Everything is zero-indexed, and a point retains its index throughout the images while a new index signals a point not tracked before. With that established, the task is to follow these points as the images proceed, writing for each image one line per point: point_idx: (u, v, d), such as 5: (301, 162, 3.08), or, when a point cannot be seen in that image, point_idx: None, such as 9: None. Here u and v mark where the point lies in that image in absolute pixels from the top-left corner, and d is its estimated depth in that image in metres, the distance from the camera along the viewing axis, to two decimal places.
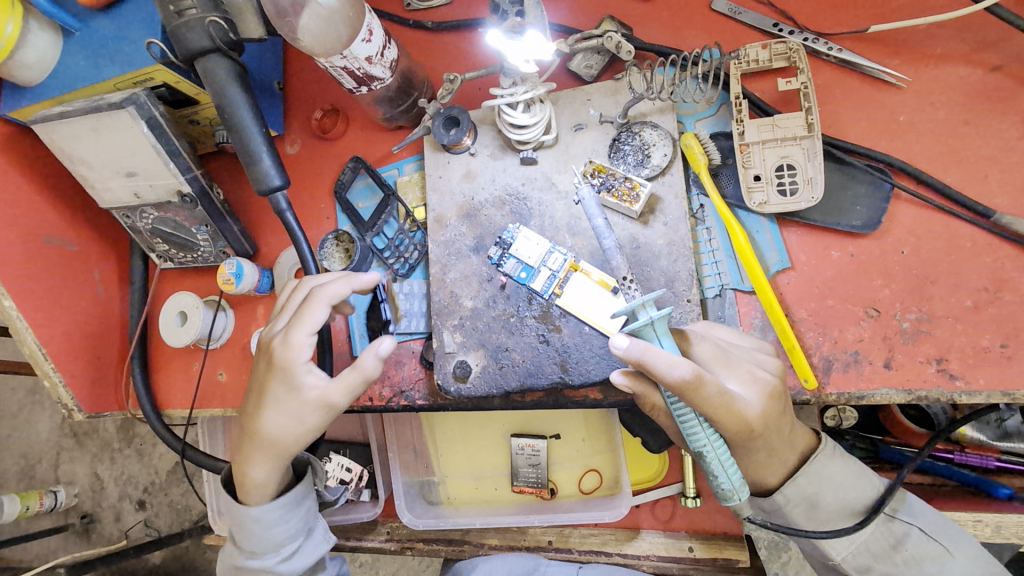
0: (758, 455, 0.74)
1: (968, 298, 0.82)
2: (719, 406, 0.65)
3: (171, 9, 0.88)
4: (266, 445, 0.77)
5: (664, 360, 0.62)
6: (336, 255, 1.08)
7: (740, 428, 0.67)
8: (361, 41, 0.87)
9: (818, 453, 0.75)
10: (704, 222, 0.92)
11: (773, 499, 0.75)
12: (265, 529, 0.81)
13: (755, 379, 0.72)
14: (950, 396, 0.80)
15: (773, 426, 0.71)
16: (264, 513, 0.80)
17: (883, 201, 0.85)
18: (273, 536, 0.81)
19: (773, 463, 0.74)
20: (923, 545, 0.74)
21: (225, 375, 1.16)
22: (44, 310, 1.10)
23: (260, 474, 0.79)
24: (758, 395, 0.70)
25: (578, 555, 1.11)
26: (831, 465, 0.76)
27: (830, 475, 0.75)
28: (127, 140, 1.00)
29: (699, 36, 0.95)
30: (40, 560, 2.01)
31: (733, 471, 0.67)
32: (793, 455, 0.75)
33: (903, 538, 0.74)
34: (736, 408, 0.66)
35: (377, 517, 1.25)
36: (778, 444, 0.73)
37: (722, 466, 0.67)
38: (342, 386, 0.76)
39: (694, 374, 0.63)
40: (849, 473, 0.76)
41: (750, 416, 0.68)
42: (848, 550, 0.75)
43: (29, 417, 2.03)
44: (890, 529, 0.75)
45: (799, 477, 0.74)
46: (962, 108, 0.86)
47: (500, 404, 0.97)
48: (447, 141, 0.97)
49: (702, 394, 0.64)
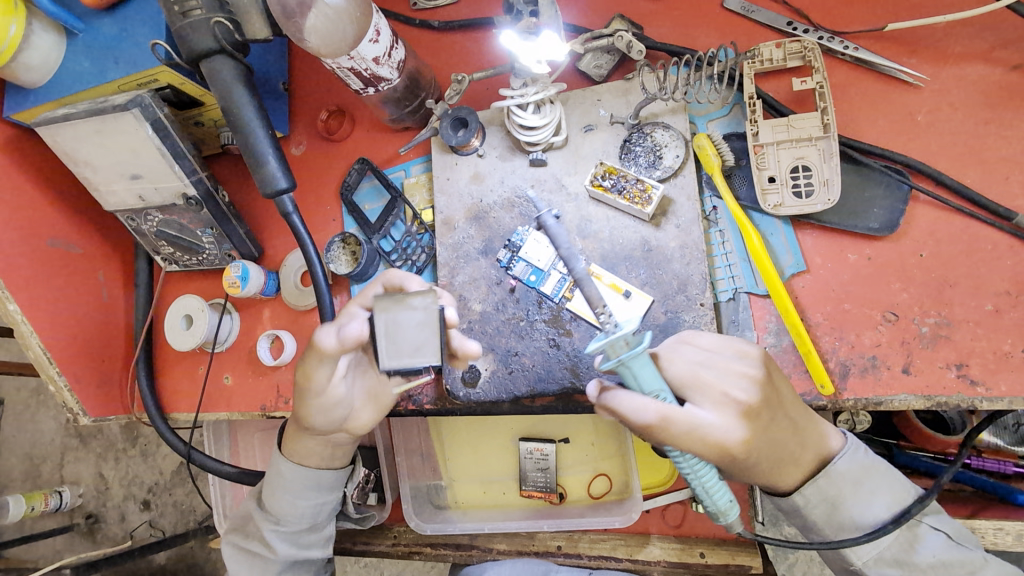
0: (776, 461, 0.72)
1: (988, 302, 0.80)
2: (693, 442, 0.66)
3: (176, 9, 0.87)
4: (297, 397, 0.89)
5: (630, 405, 0.65)
6: (343, 257, 1.05)
7: (722, 455, 0.67)
8: (368, 42, 0.86)
9: (840, 454, 0.74)
10: (717, 224, 0.91)
11: (792, 500, 0.75)
12: (280, 494, 0.90)
13: (735, 401, 0.68)
14: (971, 402, 0.78)
15: (768, 443, 0.70)
16: (282, 477, 0.89)
17: (901, 202, 0.83)
18: (281, 506, 0.90)
19: (788, 470, 0.73)
20: (951, 554, 0.73)
21: (231, 378, 1.15)
22: (50, 314, 1.09)
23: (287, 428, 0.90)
24: (738, 420, 0.68)
25: (587, 560, 1.10)
26: (855, 468, 0.74)
27: (854, 479, 0.74)
28: (131, 142, 0.99)
29: (711, 35, 0.94)
30: (45, 560, 2.01)
31: (720, 495, 0.69)
32: (810, 460, 0.74)
33: (930, 545, 0.73)
34: (710, 439, 0.66)
35: (385, 522, 1.25)
36: (781, 456, 0.71)
37: (708, 490, 0.69)
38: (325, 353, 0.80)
39: (659, 416, 0.64)
40: (874, 476, 0.74)
41: (733, 446, 0.67)
42: (870, 554, 0.74)
43: (34, 417, 2.03)
44: (915, 534, 0.74)
45: (819, 479, 0.73)
46: (982, 108, 0.84)
47: (511, 410, 0.95)
48: (456, 142, 0.95)
49: (672, 433, 0.65)
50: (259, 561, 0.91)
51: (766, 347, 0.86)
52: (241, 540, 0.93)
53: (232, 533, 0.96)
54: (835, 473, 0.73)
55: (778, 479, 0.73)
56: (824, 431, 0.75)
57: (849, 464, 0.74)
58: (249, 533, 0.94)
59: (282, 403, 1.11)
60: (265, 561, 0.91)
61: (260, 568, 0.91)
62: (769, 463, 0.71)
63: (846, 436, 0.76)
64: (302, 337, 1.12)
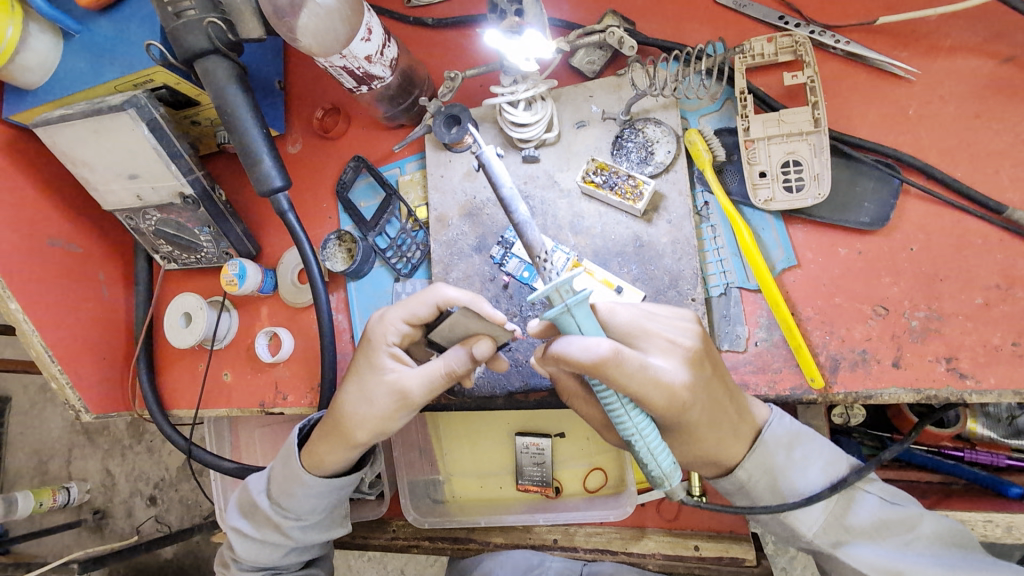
0: (709, 431, 0.75)
1: (978, 295, 0.80)
2: (642, 381, 0.67)
3: (169, 10, 0.88)
4: (333, 417, 0.83)
5: (580, 345, 0.65)
6: (338, 255, 1.07)
7: (669, 401, 0.70)
8: (360, 40, 0.87)
9: (770, 421, 0.78)
10: (708, 220, 0.91)
11: (736, 476, 0.79)
12: (299, 496, 0.88)
13: (675, 348, 0.73)
14: (961, 395, 0.79)
15: (704, 394, 0.73)
16: (311, 482, 0.87)
17: (891, 197, 0.84)
18: (298, 504, 0.89)
19: (722, 435, 0.76)
20: (888, 513, 0.76)
21: (230, 375, 1.17)
22: (51, 313, 1.10)
23: (324, 449, 0.85)
24: (680, 364, 0.72)
25: (583, 553, 1.12)
26: (785, 435, 0.78)
27: (787, 447, 0.78)
28: (128, 142, 1.00)
29: (702, 30, 0.94)
30: (54, 555, 2.03)
31: (664, 458, 0.67)
32: (747, 431, 0.78)
33: (867, 507, 0.77)
34: (661, 381, 0.69)
35: (384, 516, 1.26)
36: (714, 415, 0.75)
37: (653, 453, 0.67)
38: (420, 372, 0.79)
39: (612, 351, 0.65)
40: (805, 443, 0.79)
41: (677, 388, 0.70)
42: (817, 523, 0.78)
43: (41, 414, 2.05)
44: (853, 499, 0.78)
45: (758, 449, 0.77)
46: (973, 101, 0.84)
47: (504, 404, 0.98)
48: (449, 140, 0.92)
49: (623, 371, 0.66)
50: (270, 546, 0.92)
51: (757, 341, 0.86)
52: (249, 524, 0.93)
53: (239, 517, 0.94)
54: (769, 440, 0.77)
55: (718, 450, 0.77)
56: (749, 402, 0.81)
57: (780, 432, 0.78)
58: (256, 520, 0.92)
59: (281, 399, 1.12)
60: (276, 546, 0.91)
61: (271, 551, 0.92)
62: (702, 428, 0.75)
63: (772, 406, 0.81)
64: (299, 334, 1.14)
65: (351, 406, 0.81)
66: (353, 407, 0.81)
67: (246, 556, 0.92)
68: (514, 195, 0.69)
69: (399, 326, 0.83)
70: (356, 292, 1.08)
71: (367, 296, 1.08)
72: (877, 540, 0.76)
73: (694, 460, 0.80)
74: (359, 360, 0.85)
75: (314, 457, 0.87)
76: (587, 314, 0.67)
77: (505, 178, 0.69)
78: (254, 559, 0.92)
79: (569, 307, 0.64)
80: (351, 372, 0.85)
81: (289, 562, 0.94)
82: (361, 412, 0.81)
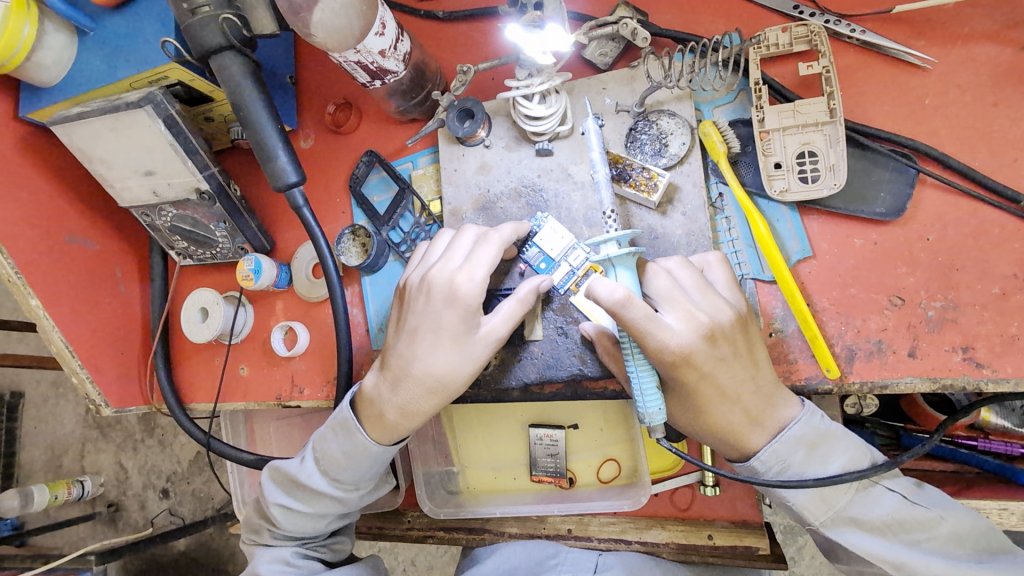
0: (734, 414, 0.76)
1: (995, 285, 0.80)
2: (644, 332, 0.69)
3: (184, 7, 0.88)
4: (424, 382, 0.81)
5: (606, 286, 0.69)
6: (353, 249, 1.08)
7: (665, 357, 0.71)
8: (374, 34, 0.86)
9: (797, 420, 0.76)
10: (723, 211, 0.92)
11: (751, 464, 0.78)
12: (353, 464, 0.87)
13: (693, 318, 0.72)
14: (977, 384, 0.79)
15: (717, 364, 0.73)
16: (375, 449, 0.86)
17: (907, 186, 0.83)
18: (340, 469, 0.87)
19: (733, 411, 0.76)
20: (907, 513, 0.76)
21: (246, 369, 1.18)
22: (70, 310, 1.11)
23: (405, 415, 0.83)
24: (697, 334, 0.72)
25: (597, 542, 1.15)
26: (810, 433, 0.76)
27: (814, 439, 0.76)
28: (144, 139, 1.00)
29: (716, 20, 0.94)
30: (70, 548, 2.07)
31: (652, 398, 0.72)
32: (769, 423, 0.76)
33: (884, 504, 0.77)
34: (661, 337, 0.70)
35: (400, 507, 1.30)
36: (735, 386, 0.75)
37: (642, 393, 0.72)
38: (504, 317, 0.82)
39: (626, 296, 0.68)
40: (831, 439, 0.77)
41: (678, 348, 0.71)
42: (827, 515, 0.78)
43: (54, 410, 2.07)
44: (869, 494, 0.77)
45: (780, 441, 0.76)
46: (990, 89, 0.83)
47: (519, 397, 0.98)
48: (462, 133, 0.97)
49: (631, 320, 0.68)
50: (317, 517, 0.90)
51: (773, 332, 0.87)
52: (288, 497, 0.90)
53: (282, 494, 0.90)
54: (791, 437, 0.76)
55: (732, 434, 0.77)
56: (783, 400, 0.77)
57: (805, 430, 0.76)
58: (301, 497, 0.89)
59: (297, 393, 1.13)
60: (326, 517, 0.90)
61: (314, 523, 0.90)
62: (713, 404, 0.75)
63: (804, 402, 0.78)
64: (314, 329, 1.15)
65: (448, 364, 0.81)
66: (449, 362, 0.80)
67: (287, 528, 0.90)
68: (603, 158, 0.85)
69: (479, 279, 0.80)
70: (371, 285, 1.09)
71: (381, 290, 1.09)
72: (886, 535, 0.76)
73: (711, 437, 0.79)
74: (434, 320, 0.81)
75: (377, 421, 0.84)
76: (630, 272, 0.76)
77: (593, 146, 0.86)
78: (292, 524, 0.90)
79: (611, 258, 0.76)
80: (422, 337, 0.81)
81: (327, 530, 0.93)
82: (461, 362, 0.81)
